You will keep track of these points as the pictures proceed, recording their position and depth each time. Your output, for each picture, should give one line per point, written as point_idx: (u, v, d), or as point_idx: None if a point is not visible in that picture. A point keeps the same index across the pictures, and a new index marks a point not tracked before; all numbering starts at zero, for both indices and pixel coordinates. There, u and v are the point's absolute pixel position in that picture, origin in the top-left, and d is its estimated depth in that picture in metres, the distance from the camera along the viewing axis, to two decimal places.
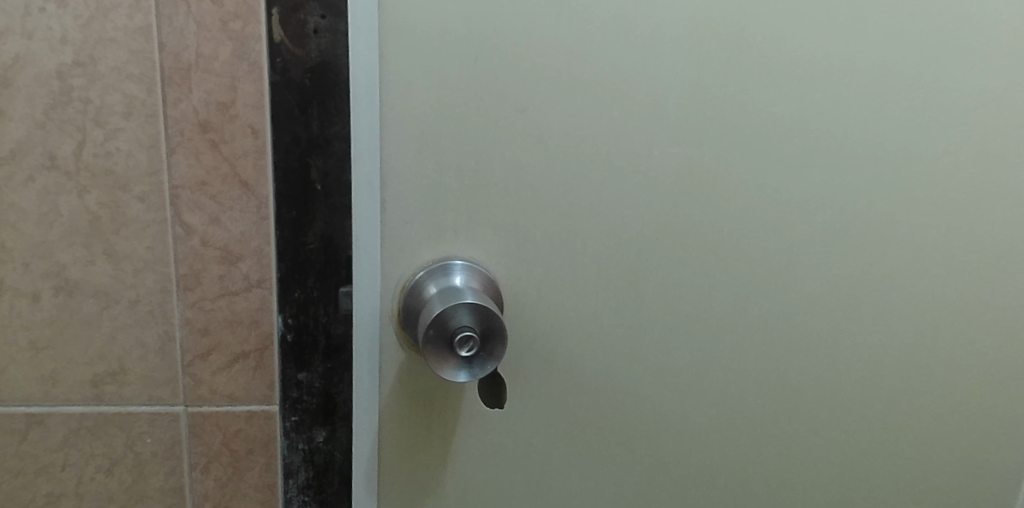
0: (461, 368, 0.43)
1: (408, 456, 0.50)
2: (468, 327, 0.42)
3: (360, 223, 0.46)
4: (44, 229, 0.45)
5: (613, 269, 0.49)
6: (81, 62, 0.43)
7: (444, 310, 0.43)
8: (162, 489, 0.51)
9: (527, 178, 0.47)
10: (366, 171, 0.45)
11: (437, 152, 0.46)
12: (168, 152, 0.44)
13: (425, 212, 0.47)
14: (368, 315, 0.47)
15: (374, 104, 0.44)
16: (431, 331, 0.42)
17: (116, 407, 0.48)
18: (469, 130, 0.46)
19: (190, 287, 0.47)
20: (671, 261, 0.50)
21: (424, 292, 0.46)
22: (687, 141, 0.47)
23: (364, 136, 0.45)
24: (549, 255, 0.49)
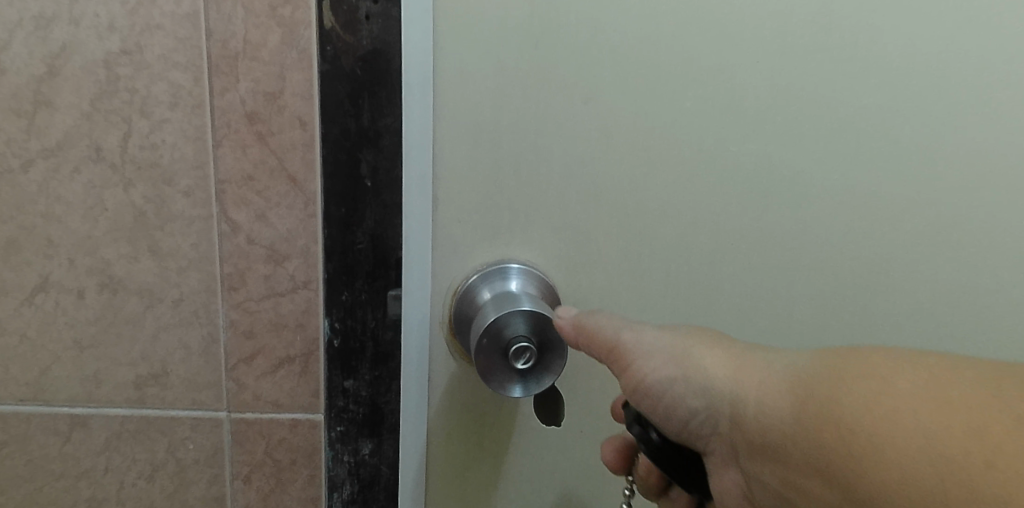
0: (515, 381, 0.39)
1: (457, 475, 0.46)
2: (524, 337, 0.38)
3: (410, 223, 0.42)
4: (89, 224, 0.43)
5: (682, 275, 0.45)
6: (128, 50, 0.41)
7: (498, 319, 0.39)
8: (203, 497, 0.48)
9: (590, 174, 0.43)
10: (418, 167, 0.42)
11: (492, 145, 0.42)
12: (215, 145, 0.42)
13: (479, 209, 0.43)
14: (418, 322, 0.44)
15: (427, 95, 0.41)
16: (484, 341, 0.38)
17: (158, 411, 0.47)
18: (528, 121, 0.42)
19: (235, 287, 0.45)
20: (746, 270, 0.45)
21: (478, 298, 0.43)
22: (769, 134, 0.43)
23: (416, 129, 0.41)
24: (612, 258, 0.45)
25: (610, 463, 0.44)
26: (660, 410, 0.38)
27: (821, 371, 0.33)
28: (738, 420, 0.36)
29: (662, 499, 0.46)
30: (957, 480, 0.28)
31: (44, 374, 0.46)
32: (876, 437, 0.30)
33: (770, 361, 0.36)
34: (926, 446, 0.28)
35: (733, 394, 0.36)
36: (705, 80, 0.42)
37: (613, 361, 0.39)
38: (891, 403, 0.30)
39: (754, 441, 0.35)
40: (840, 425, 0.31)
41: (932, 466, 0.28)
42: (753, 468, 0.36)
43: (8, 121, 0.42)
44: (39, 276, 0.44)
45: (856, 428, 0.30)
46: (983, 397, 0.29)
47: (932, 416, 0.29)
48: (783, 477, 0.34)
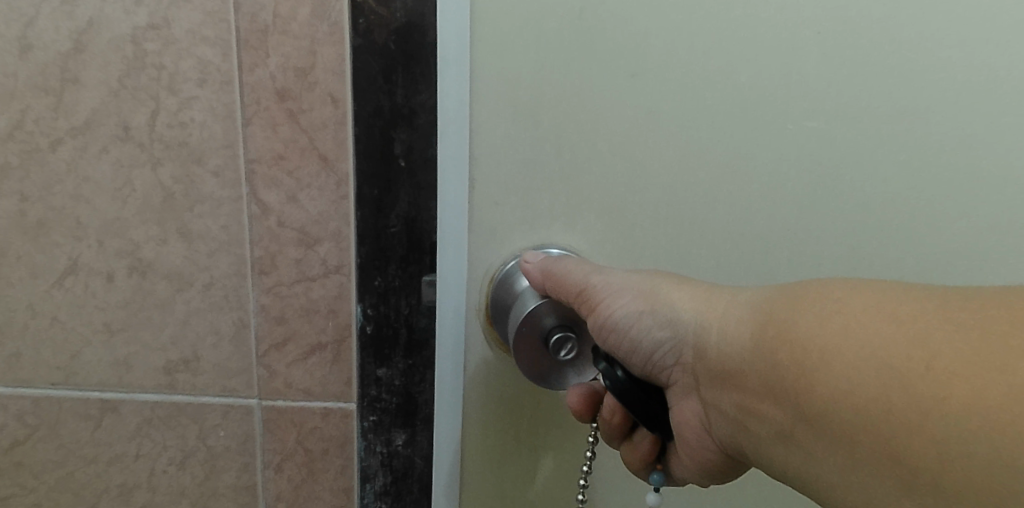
0: (561, 372, 0.40)
1: (496, 460, 0.44)
2: (561, 326, 0.39)
3: (446, 207, 0.41)
4: (118, 205, 0.42)
5: (730, 262, 0.43)
6: (156, 25, 0.40)
7: (534, 311, 0.39)
8: (234, 486, 0.47)
9: (635, 154, 0.41)
10: (455, 147, 0.40)
11: (532, 124, 0.40)
12: (244, 123, 0.41)
13: (517, 192, 0.41)
14: (452, 308, 0.42)
15: (463, 68, 0.39)
16: (522, 335, 0.39)
17: (188, 397, 0.46)
18: (570, 97, 0.39)
19: (266, 271, 0.43)
20: (801, 254, 0.42)
21: (516, 284, 0.41)
22: (827, 111, 0.40)
23: (453, 107, 0.39)
24: (657, 244, 0.42)
25: (575, 410, 0.40)
26: (625, 346, 0.37)
27: (781, 298, 0.32)
28: (700, 348, 0.35)
29: (627, 445, 0.42)
30: (902, 388, 0.27)
31: (75, 357, 0.45)
32: (827, 349, 0.29)
33: (734, 292, 0.35)
34: (878, 355, 0.28)
35: (695, 325, 0.35)
36: (760, 51, 0.39)
37: (582, 304, 0.38)
38: (846, 320, 0.29)
39: (714, 368, 0.34)
40: (794, 343, 0.30)
41: (879, 375, 0.27)
42: (712, 396, 0.35)
43: (37, 99, 0.41)
44: (70, 258, 0.43)
45: (810, 346, 0.30)
46: (938, 311, 0.28)
47: (885, 329, 0.28)
48: (737, 402, 0.34)
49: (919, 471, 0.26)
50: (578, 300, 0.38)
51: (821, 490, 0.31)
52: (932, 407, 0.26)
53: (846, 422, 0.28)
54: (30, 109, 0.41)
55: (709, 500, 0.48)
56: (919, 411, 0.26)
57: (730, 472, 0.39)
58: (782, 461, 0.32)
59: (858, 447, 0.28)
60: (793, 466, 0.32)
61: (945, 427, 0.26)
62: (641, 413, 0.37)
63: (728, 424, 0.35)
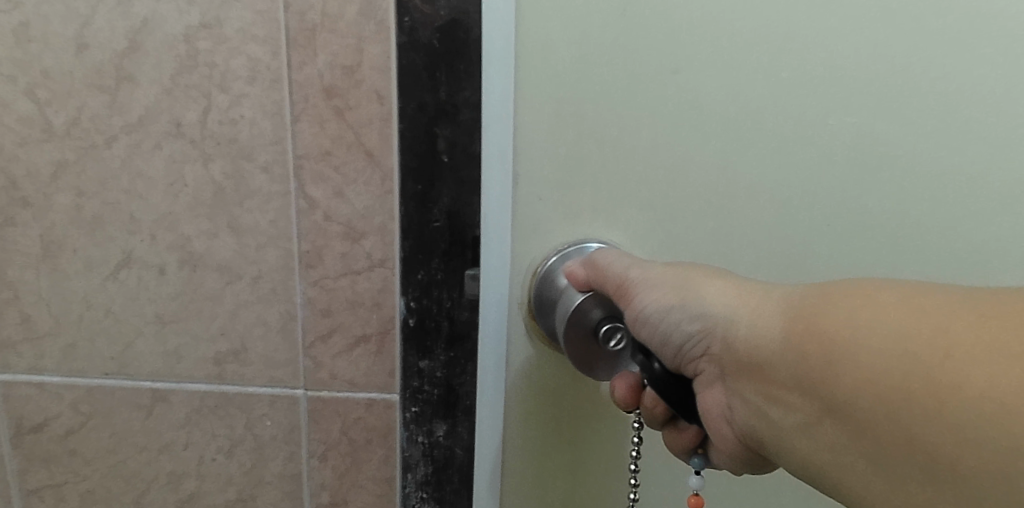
0: (611, 362, 0.41)
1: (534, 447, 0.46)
2: (609, 318, 0.40)
3: (490, 201, 0.42)
4: (170, 200, 0.43)
5: (771, 258, 0.43)
6: (207, 24, 0.41)
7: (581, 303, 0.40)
8: (280, 475, 0.49)
9: (676, 149, 0.41)
10: (499, 141, 0.41)
11: (574, 120, 0.41)
12: (293, 120, 0.42)
13: (558, 186, 0.42)
14: (497, 301, 0.44)
15: (507, 68, 0.40)
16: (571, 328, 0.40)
17: (237, 387, 0.47)
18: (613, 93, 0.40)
19: (312, 265, 0.44)
20: (842, 249, 0.42)
21: (558, 280, 0.42)
22: (869, 107, 0.40)
23: (496, 103, 0.40)
24: (697, 239, 0.43)
25: (622, 402, 0.41)
26: (656, 338, 0.38)
27: (813, 292, 0.32)
28: (728, 340, 0.35)
29: (671, 429, 0.43)
30: (925, 377, 0.28)
31: (129, 348, 0.47)
32: (854, 341, 0.29)
33: (766, 287, 0.35)
34: (903, 347, 0.28)
35: (724, 318, 0.35)
36: (804, 46, 0.39)
37: (620, 297, 0.39)
38: (873, 312, 0.30)
39: (741, 358, 0.35)
40: (822, 335, 0.31)
41: (902, 365, 0.28)
42: (737, 386, 0.36)
43: (94, 97, 0.42)
44: (124, 252, 0.45)
45: (837, 339, 0.30)
46: (964, 304, 0.28)
47: (909, 320, 0.29)
48: (763, 392, 0.34)
49: (938, 457, 0.27)
50: (613, 289, 0.39)
51: (841, 475, 0.31)
52: (951, 394, 0.27)
53: (869, 409, 0.29)
54: (87, 107, 0.43)
55: (749, 495, 0.48)
56: (939, 398, 0.27)
57: (757, 463, 0.40)
58: (802, 452, 0.33)
59: (879, 434, 0.29)
60: (814, 456, 0.32)
61: (967, 414, 0.26)
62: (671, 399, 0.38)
63: (750, 414, 0.36)
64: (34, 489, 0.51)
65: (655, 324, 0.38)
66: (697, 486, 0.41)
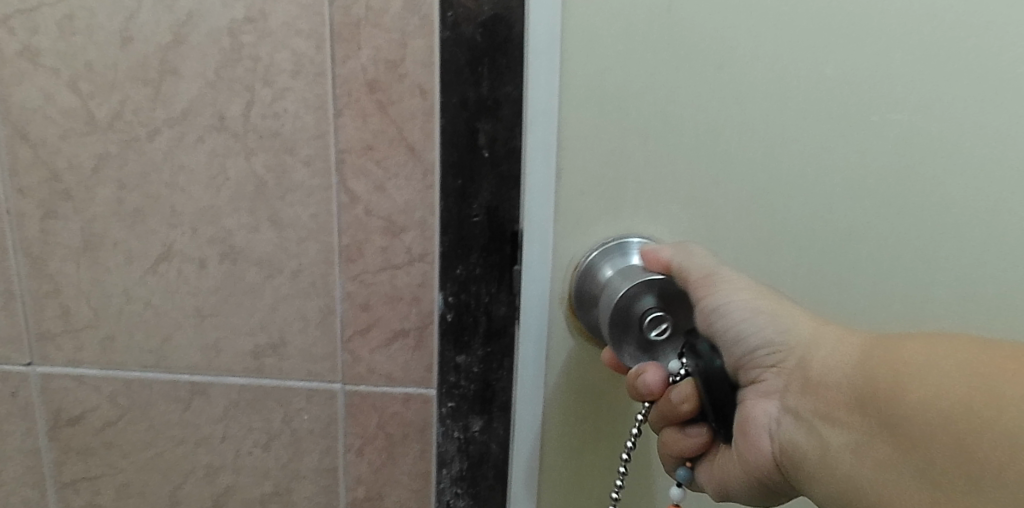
0: (654, 351, 0.40)
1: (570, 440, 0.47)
2: (658, 307, 0.40)
3: (533, 196, 0.42)
4: (212, 193, 0.44)
5: (810, 257, 0.43)
6: (252, 17, 0.41)
7: (637, 294, 0.39)
8: (317, 469, 0.49)
9: (719, 146, 0.41)
10: (543, 136, 0.41)
11: (618, 117, 0.41)
12: (336, 114, 0.42)
13: (602, 182, 0.42)
14: (538, 297, 0.44)
15: (554, 60, 0.40)
16: (618, 316, 0.39)
17: (275, 381, 0.47)
18: (657, 90, 0.40)
19: (353, 259, 0.44)
20: (883, 246, 0.42)
21: (600, 275, 0.42)
22: (912, 104, 0.40)
23: (541, 98, 0.40)
24: (738, 238, 0.42)
25: (644, 390, 0.39)
26: (728, 333, 0.38)
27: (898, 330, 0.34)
28: (800, 359, 0.37)
29: (669, 433, 0.41)
30: (986, 393, 0.29)
31: (168, 340, 0.47)
32: (925, 361, 0.31)
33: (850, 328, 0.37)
34: (970, 370, 0.30)
35: (805, 339, 0.37)
36: (851, 42, 0.39)
37: (700, 286, 0.39)
38: (951, 345, 0.31)
39: (809, 377, 0.36)
40: (897, 355, 0.32)
41: (966, 383, 0.29)
42: (793, 404, 0.37)
43: (137, 90, 0.42)
44: (165, 245, 0.45)
45: (910, 358, 0.31)
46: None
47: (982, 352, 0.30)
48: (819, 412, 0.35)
49: (984, 477, 0.28)
50: (692, 282, 0.39)
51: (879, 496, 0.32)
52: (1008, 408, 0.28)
53: (924, 422, 0.30)
54: (130, 99, 0.43)
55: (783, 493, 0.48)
56: (996, 412, 0.28)
57: (776, 491, 0.39)
58: (843, 472, 0.33)
59: (930, 451, 0.30)
60: (855, 475, 0.33)
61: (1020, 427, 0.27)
62: (716, 397, 0.38)
63: (795, 433, 0.36)
64: (70, 481, 0.51)
65: (727, 326, 0.38)
66: (678, 498, 0.42)
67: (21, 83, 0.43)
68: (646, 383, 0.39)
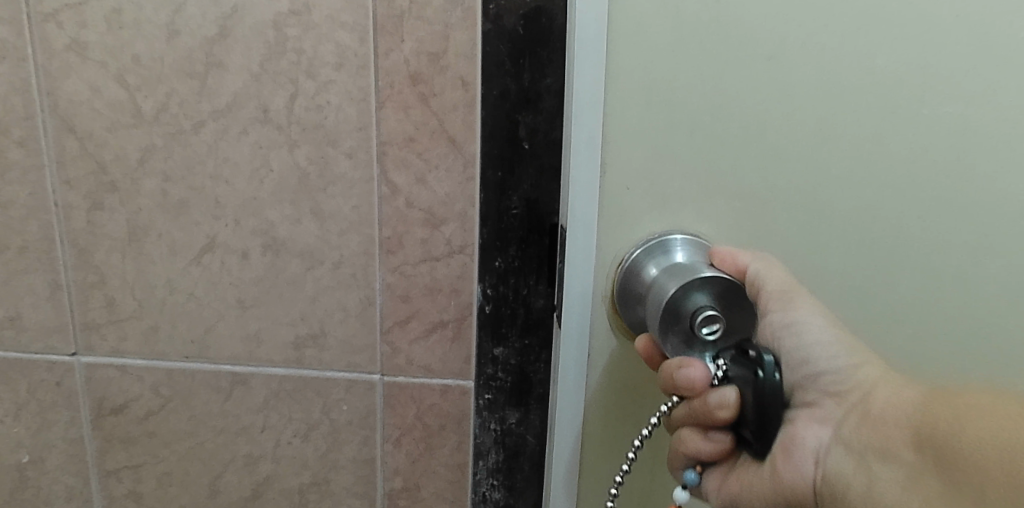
0: (703, 352, 0.37)
1: (609, 444, 0.44)
2: (712, 306, 0.37)
3: (578, 191, 0.40)
4: (255, 185, 0.44)
5: (858, 260, 0.41)
6: (297, 11, 0.41)
7: (692, 288, 0.37)
8: (355, 459, 0.49)
9: (766, 141, 0.40)
10: (586, 128, 0.39)
11: (665, 111, 0.39)
12: (378, 107, 0.42)
13: (649, 179, 0.41)
14: (580, 297, 0.42)
15: (601, 50, 0.38)
16: (668, 307, 0.37)
17: (315, 371, 0.48)
18: (705, 83, 0.39)
19: (393, 251, 0.45)
20: (938, 243, 0.40)
21: (645, 273, 0.40)
22: (967, 95, 0.38)
23: (589, 88, 0.39)
24: (785, 240, 0.41)
25: (681, 384, 0.36)
26: (794, 350, 0.37)
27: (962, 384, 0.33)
28: (864, 396, 0.35)
29: (692, 431, 0.38)
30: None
31: (210, 331, 0.48)
32: (986, 409, 0.30)
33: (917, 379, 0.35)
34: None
35: (869, 376, 0.36)
36: (905, 30, 0.38)
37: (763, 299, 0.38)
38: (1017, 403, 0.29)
39: (872, 415, 0.35)
40: (958, 400, 0.31)
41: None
42: (848, 439, 0.35)
43: (183, 83, 0.43)
44: (208, 236, 0.46)
45: (970, 400, 0.30)
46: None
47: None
48: (873, 451, 0.34)
49: None
50: (767, 295, 0.38)
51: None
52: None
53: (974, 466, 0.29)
54: (176, 92, 0.43)
55: None
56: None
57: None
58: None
59: (977, 489, 0.28)
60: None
61: None
62: (759, 408, 0.34)
63: (843, 462, 0.35)
64: (112, 469, 0.52)
65: (793, 347, 0.37)
66: (681, 502, 0.38)
67: (69, 76, 0.44)
68: (689, 378, 0.36)
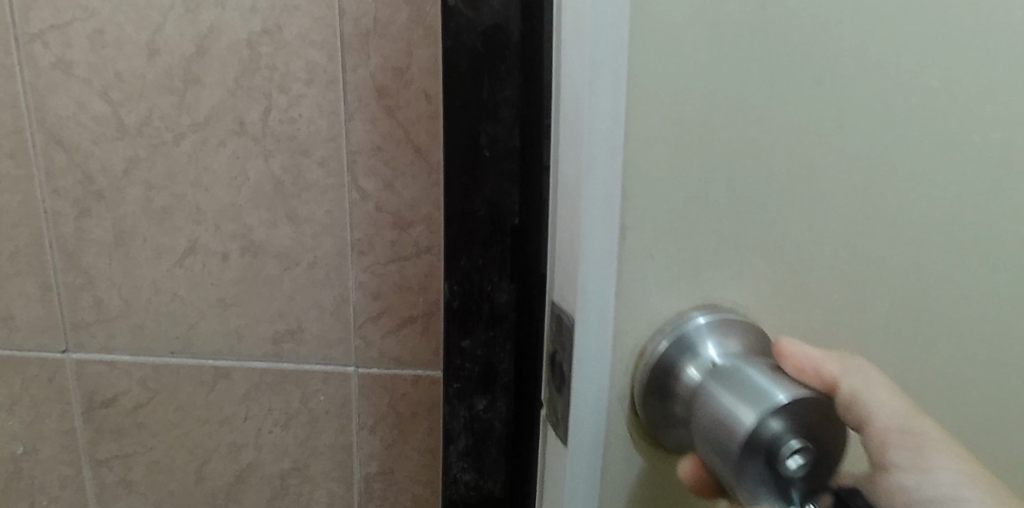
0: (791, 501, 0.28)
1: None
2: (790, 434, 0.27)
3: (589, 261, 0.28)
4: (233, 192, 0.47)
5: (921, 328, 0.34)
6: (268, 30, 0.44)
7: (757, 420, 0.27)
8: (332, 446, 0.53)
9: (812, 189, 0.31)
10: (599, 182, 0.28)
11: (697, 149, 0.29)
12: (347, 119, 0.45)
13: (674, 241, 0.30)
14: (595, 409, 0.31)
15: (619, 79, 0.27)
16: (741, 444, 0.27)
17: (294, 365, 0.51)
18: (727, 121, 0.29)
19: (364, 251, 0.48)
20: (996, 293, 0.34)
21: (683, 376, 0.31)
22: None
23: (602, 129, 0.27)
24: (823, 292, 0.32)
25: None
26: None
27: None
28: None
29: None
30: None
31: (193, 329, 0.51)
32: None
33: None
34: None
35: None
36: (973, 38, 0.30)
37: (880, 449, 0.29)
38: None
39: None
40: None
41: None
42: None
43: (163, 97, 0.46)
44: (190, 240, 0.49)
45: None
46: None
47: None
48: None
49: None
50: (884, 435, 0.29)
51: None
52: None
53: None
54: (157, 107, 0.46)
55: None
56: None
57: None
58: None
59: None
60: None
61: None
62: None
63: None
64: (104, 459, 0.55)
65: None
66: None
67: (56, 92, 0.46)
68: None
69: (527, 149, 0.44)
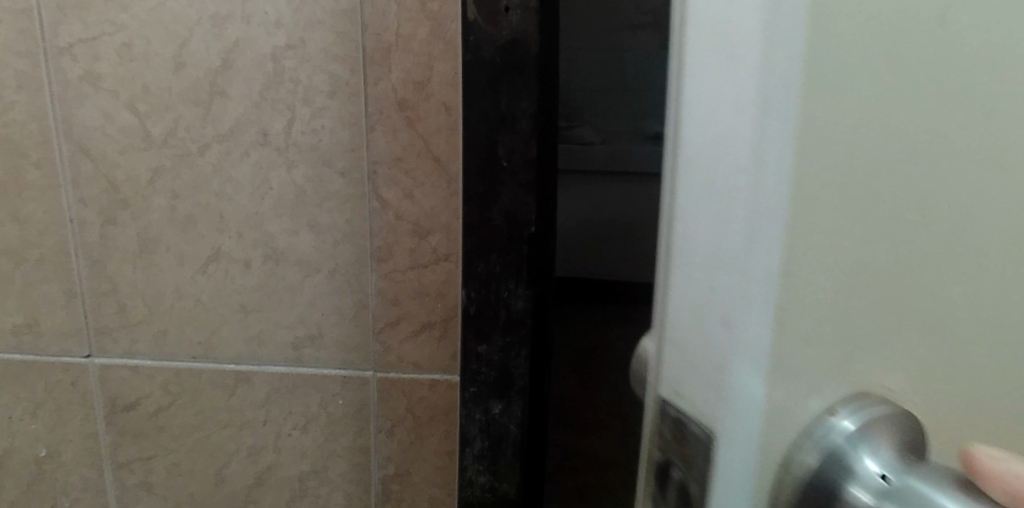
0: None
1: None
2: None
3: (738, 378, 0.18)
4: (256, 201, 0.48)
5: None
6: (293, 44, 0.45)
7: None
8: (351, 448, 0.54)
9: (969, 206, 0.23)
10: (760, 261, 0.18)
11: (869, 206, 0.21)
12: (368, 130, 0.47)
13: (835, 321, 0.21)
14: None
15: (790, 100, 0.17)
16: None
17: (313, 369, 0.52)
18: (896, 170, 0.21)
19: (384, 259, 0.49)
20: None
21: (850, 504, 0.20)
22: None
23: (771, 174, 0.17)
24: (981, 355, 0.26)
25: None
26: None
27: None
28: None
29: None
30: None
31: (215, 334, 0.52)
32: None
33: None
34: None
35: None
36: None
37: None
38: None
39: None
40: None
41: None
42: None
43: (189, 109, 0.47)
44: (213, 248, 0.50)
45: None
46: None
47: None
48: None
49: None
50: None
51: None
52: None
53: None
54: (182, 118, 0.47)
55: None
56: None
57: None
58: None
59: None
60: None
61: None
62: None
63: None
64: (126, 461, 0.56)
65: None
66: None
67: (83, 104, 0.48)
68: None
69: (542, 159, 0.46)
